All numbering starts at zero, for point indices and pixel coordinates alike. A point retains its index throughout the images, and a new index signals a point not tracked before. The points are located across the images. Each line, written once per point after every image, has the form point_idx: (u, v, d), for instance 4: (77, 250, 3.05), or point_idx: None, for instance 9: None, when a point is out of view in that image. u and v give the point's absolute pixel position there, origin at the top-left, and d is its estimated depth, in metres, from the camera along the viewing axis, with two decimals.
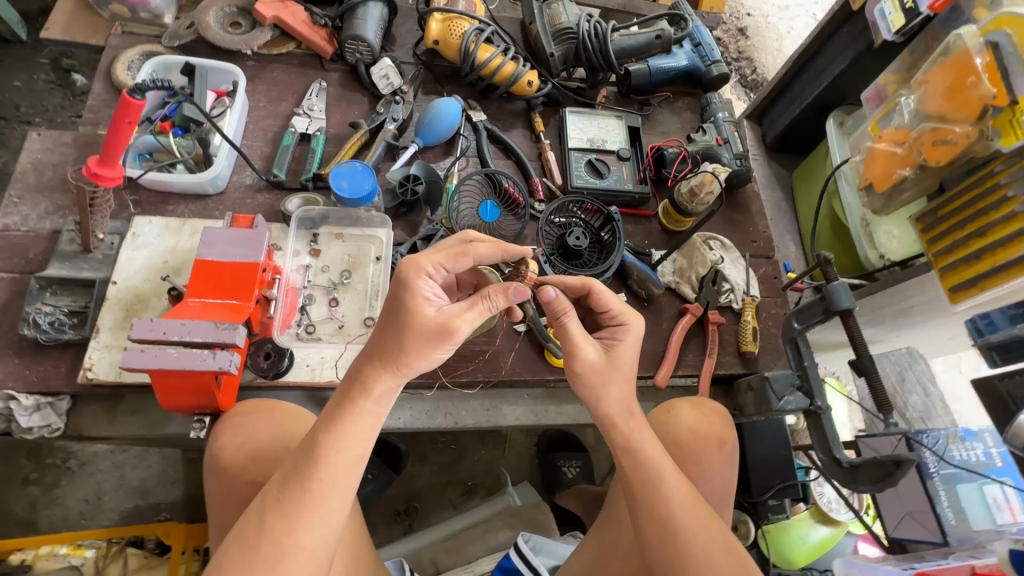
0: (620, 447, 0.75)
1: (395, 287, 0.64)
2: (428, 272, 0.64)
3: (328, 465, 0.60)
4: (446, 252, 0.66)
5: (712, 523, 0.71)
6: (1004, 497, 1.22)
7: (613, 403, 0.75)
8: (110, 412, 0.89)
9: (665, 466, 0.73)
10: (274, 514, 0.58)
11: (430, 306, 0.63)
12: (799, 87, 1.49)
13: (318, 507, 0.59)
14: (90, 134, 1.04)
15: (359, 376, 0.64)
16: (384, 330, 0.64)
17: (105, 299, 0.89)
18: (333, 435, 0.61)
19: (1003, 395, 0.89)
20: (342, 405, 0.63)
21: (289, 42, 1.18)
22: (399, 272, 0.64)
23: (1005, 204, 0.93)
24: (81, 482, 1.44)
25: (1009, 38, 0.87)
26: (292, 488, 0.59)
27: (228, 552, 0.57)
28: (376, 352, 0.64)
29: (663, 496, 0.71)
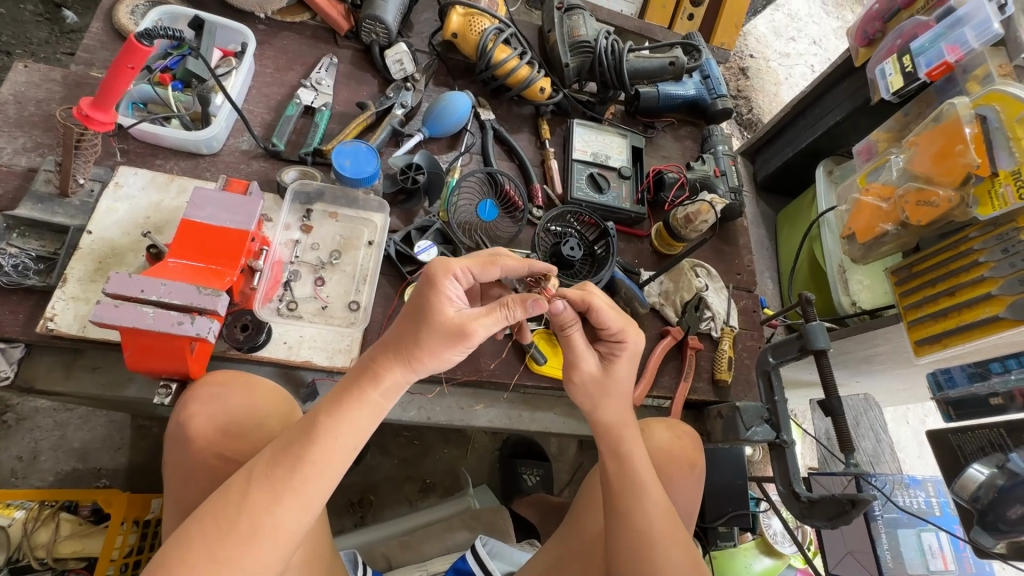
0: (608, 451, 0.77)
1: (422, 285, 0.65)
2: (457, 275, 0.66)
3: (323, 448, 0.58)
4: (476, 259, 0.69)
5: (684, 540, 0.73)
6: (938, 544, 1.31)
7: (609, 413, 0.79)
8: (68, 367, 0.85)
9: (649, 478, 0.75)
10: (258, 490, 0.56)
11: (453, 306, 0.64)
12: (794, 132, 1.55)
13: (304, 490, 0.57)
14: (82, 74, 0.99)
15: (371, 366, 0.63)
16: (405, 323, 0.65)
17: (78, 248, 0.85)
18: (335, 418, 0.60)
19: (954, 448, 1.12)
20: (350, 391, 0.62)
21: (305, 13, 1.15)
22: (429, 270, 0.66)
23: (975, 269, 0.97)
24: (16, 439, 1.35)
25: (998, 113, 0.93)
26: (281, 465, 0.57)
27: (200, 519, 0.55)
28: (392, 344, 0.64)
29: (642, 504, 0.72)
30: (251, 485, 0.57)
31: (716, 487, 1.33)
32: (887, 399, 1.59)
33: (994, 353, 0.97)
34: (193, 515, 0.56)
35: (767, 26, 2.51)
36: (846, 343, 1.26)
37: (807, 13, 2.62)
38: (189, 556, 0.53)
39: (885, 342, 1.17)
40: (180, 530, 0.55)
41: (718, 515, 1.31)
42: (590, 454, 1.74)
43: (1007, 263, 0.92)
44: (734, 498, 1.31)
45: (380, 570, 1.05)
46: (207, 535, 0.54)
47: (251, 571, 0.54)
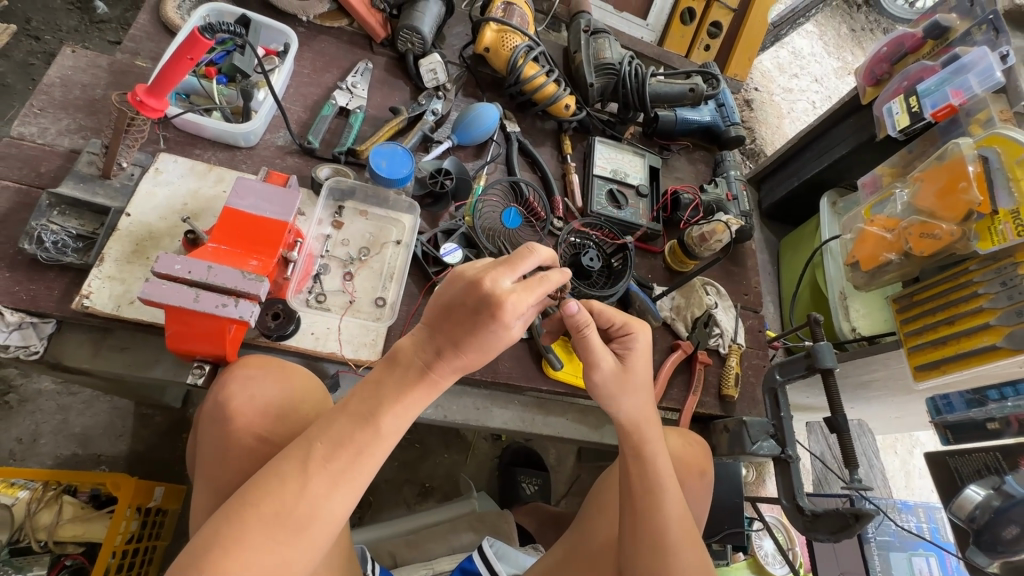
0: (631, 455, 0.80)
1: (488, 325, 0.59)
2: (518, 311, 0.60)
3: (382, 440, 0.61)
4: (535, 294, 0.61)
5: (695, 543, 0.78)
6: (927, 567, 1.35)
7: (628, 412, 0.80)
8: (96, 344, 0.86)
9: (668, 482, 0.79)
10: (318, 476, 0.58)
11: (518, 335, 0.63)
12: (800, 163, 1.61)
13: (358, 479, 0.60)
14: (127, 63, 1.01)
15: (425, 371, 0.62)
16: (463, 346, 0.61)
17: (116, 229, 0.87)
18: (396, 414, 0.61)
19: (952, 470, 1.17)
20: (407, 390, 0.61)
21: (344, 18, 1.19)
22: (490, 313, 0.59)
23: (974, 300, 1.02)
24: (16, 420, 1.34)
25: (999, 155, 0.99)
26: (341, 456, 0.59)
27: (257, 507, 0.56)
28: (451, 358, 0.62)
29: (661, 508, 0.77)
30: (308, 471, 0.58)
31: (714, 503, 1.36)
32: (881, 425, 1.63)
33: (990, 381, 1.02)
34: (246, 497, 0.57)
35: (772, 61, 2.61)
36: (846, 367, 1.30)
37: (809, 52, 2.73)
38: (249, 542, 0.55)
39: (884, 367, 1.21)
40: (234, 514, 0.56)
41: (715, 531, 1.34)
42: (588, 467, 1.76)
43: (1005, 295, 0.97)
44: (731, 515, 1.34)
45: (385, 567, 1.06)
46: (267, 523, 0.55)
47: (302, 554, 0.57)
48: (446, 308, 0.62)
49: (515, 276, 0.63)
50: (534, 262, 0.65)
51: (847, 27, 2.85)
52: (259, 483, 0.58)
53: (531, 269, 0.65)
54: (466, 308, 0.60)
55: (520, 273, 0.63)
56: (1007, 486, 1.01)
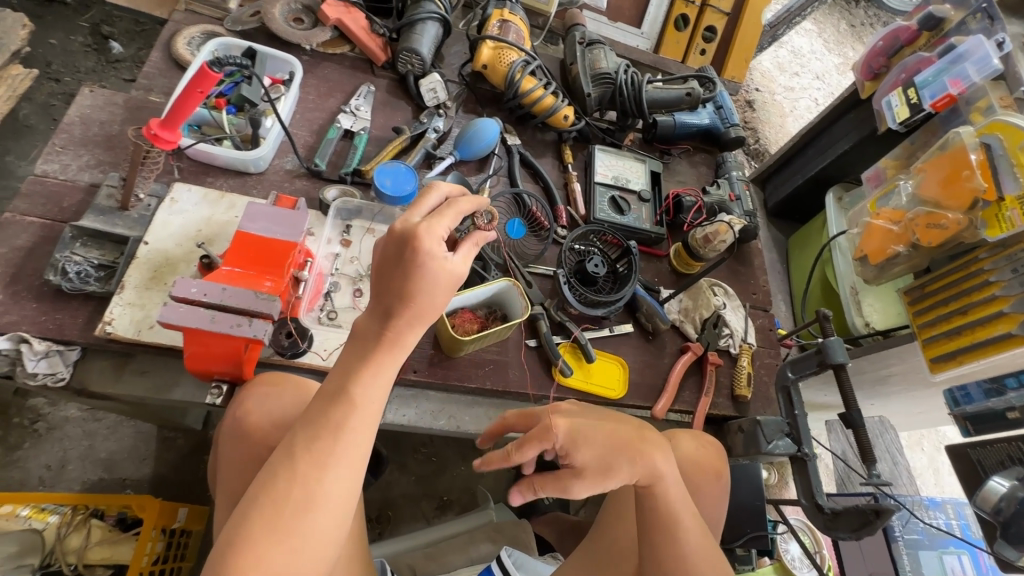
0: (643, 493, 0.78)
1: (414, 260, 0.62)
2: (438, 234, 0.64)
3: (360, 411, 0.63)
4: (443, 213, 0.66)
5: (712, 552, 0.78)
6: (959, 565, 1.30)
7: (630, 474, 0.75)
8: (119, 369, 0.89)
9: (684, 515, 0.78)
10: (304, 461, 0.60)
11: (452, 262, 0.65)
12: (803, 160, 1.62)
13: (346, 454, 0.62)
14: (142, 99, 1.06)
15: (382, 333, 0.65)
16: (408, 292, 0.63)
17: (135, 257, 0.90)
18: (366, 381, 0.64)
19: (974, 462, 1.11)
20: (372, 354, 0.65)
21: (346, 45, 1.24)
22: (409, 242, 0.63)
23: (987, 288, 1.01)
24: (46, 448, 1.38)
25: (1001, 142, 0.98)
26: (321, 437, 0.61)
27: (256, 502, 0.58)
28: (404, 313, 0.64)
29: (680, 542, 0.76)
30: (296, 457, 0.60)
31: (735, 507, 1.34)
32: (903, 422, 1.60)
33: (1009, 367, 0.99)
34: (249, 498, 0.59)
35: (772, 61, 2.62)
36: (862, 362, 1.29)
37: (809, 50, 2.73)
38: (254, 537, 0.56)
39: (901, 361, 1.19)
40: (238, 518, 0.58)
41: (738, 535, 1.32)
42: (606, 475, 1.75)
43: (1017, 281, 0.96)
44: (753, 518, 1.33)
45: None
46: (266, 514, 0.57)
47: (309, 543, 0.58)
48: (377, 267, 0.66)
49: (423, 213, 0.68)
50: (437, 197, 0.70)
51: (846, 23, 2.86)
52: (257, 485, 0.60)
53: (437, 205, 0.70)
54: (390, 256, 0.64)
55: (426, 209, 0.68)
56: None
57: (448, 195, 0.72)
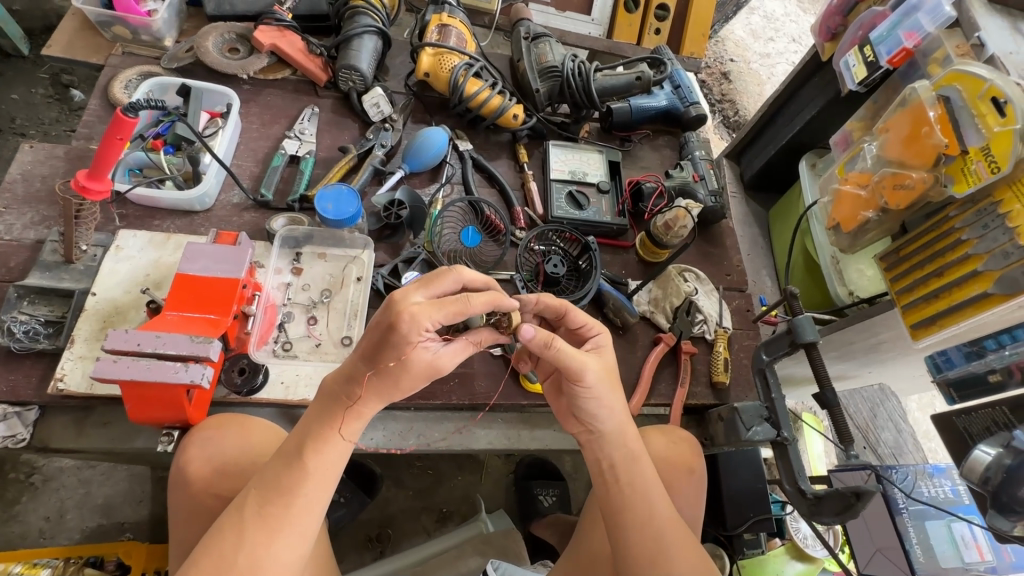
0: (615, 458, 0.76)
1: (391, 342, 0.62)
2: (427, 324, 0.63)
3: (311, 477, 0.64)
4: (444, 306, 0.64)
5: (691, 545, 0.74)
6: (970, 533, 1.23)
7: (613, 418, 0.77)
8: (79, 424, 0.89)
9: (656, 491, 0.76)
10: (255, 527, 0.62)
11: (433, 354, 0.65)
12: (774, 130, 1.57)
13: (298, 523, 0.63)
14: (82, 148, 1.06)
15: (346, 403, 0.66)
16: (378, 373, 0.64)
17: (83, 309, 0.90)
18: (323, 450, 0.65)
19: (961, 431, 1.00)
20: (333, 423, 0.66)
21: (286, 69, 1.22)
22: (396, 326, 0.62)
23: (960, 247, 0.96)
24: (44, 499, 1.39)
25: (960, 93, 0.93)
26: (272, 504, 0.63)
27: (198, 562, 0.61)
28: (370, 385, 0.65)
29: (652, 508, 0.74)
30: (246, 522, 0.62)
31: (734, 493, 1.31)
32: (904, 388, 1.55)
33: (988, 330, 0.93)
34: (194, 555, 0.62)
35: (744, 29, 2.55)
36: (847, 334, 1.25)
37: (782, 13, 2.66)
38: None
39: (885, 330, 1.15)
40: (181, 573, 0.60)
41: (741, 520, 1.30)
42: None
43: (990, 238, 0.91)
44: (755, 503, 1.31)
45: None
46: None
47: None
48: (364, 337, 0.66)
49: (432, 294, 0.67)
50: (455, 280, 0.69)
51: None
52: (205, 544, 0.62)
53: (453, 288, 0.69)
54: (374, 333, 0.64)
55: (438, 291, 0.67)
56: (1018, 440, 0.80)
57: (469, 281, 0.70)
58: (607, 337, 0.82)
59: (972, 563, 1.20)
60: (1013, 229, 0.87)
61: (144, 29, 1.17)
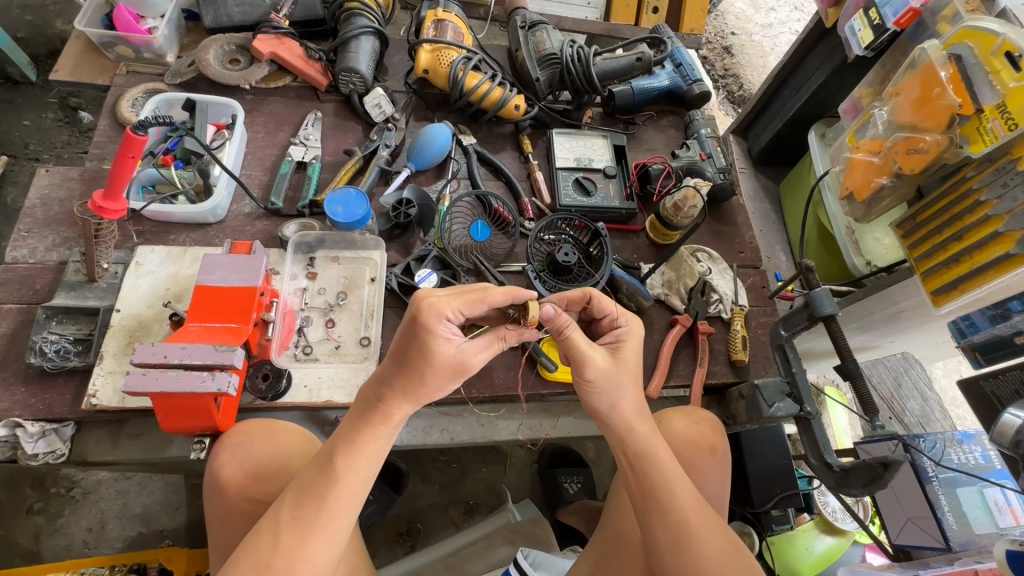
0: (634, 451, 0.76)
1: (415, 335, 0.65)
2: (448, 314, 0.66)
3: (343, 482, 0.66)
4: (467, 295, 0.67)
5: (721, 528, 0.73)
6: (1003, 498, 1.20)
7: (626, 409, 0.78)
8: (114, 436, 0.91)
9: (678, 477, 0.75)
10: (289, 532, 0.63)
11: (456, 351, 0.67)
12: (780, 102, 1.54)
13: (331, 525, 0.65)
14: (96, 169, 1.08)
15: (378, 406, 0.68)
16: (403, 366, 0.67)
17: (109, 325, 0.92)
18: (353, 454, 0.67)
19: (988, 394, 0.95)
20: (363, 426, 0.68)
21: (287, 76, 1.23)
22: (419, 314, 0.65)
23: (979, 209, 0.94)
24: (85, 511, 1.43)
25: (972, 50, 0.91)
26: (306, 507, 0.64)
27: (236, 564, 0.62)
28: (397, 383, 0.67)
29: (674, 500, 0.73)
30: (281, 527, 0.64)
31: (760, 470, 1.31)
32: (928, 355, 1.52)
33: (1012, 292, 0.90)
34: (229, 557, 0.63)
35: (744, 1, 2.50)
36: (865, 305, 1.23)
37: None
38: None
39: (905, 298, 1.13)
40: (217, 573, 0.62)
41: (769, 498, 1.30)
42: None
43: (1009, 197, 0.89)
44: (782, 479, 1.31)
45: None
46: None
47: None
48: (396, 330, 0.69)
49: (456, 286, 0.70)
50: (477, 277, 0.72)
51: None
52: (241, 547, 0.64)
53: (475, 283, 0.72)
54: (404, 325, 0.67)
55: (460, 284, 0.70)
56: None
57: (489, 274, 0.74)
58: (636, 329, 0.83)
59: (1007, 528, 1.17)
60: None
61: (146, 47, 1.19)
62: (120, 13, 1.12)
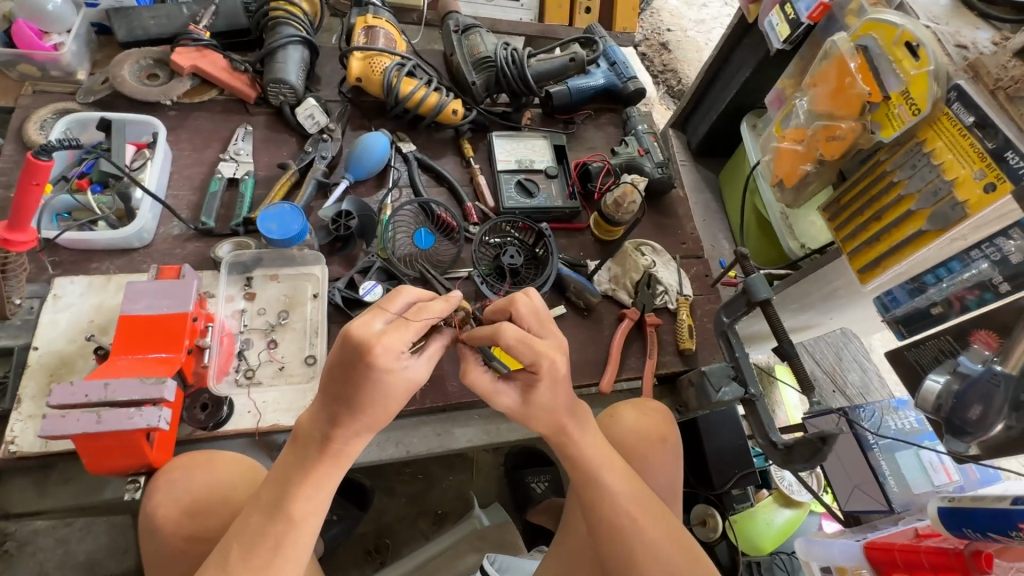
0: (563, 454, 0.77)
1: (367, 378, 0.60)
2: (398, 347, 0.61)
3: (299, 527, 0.63)
4: (410, 321, 0.63)
5: (660, 518, 0.75)
6: (937, 457, 1.24)
7: (544, 422, 0.76)
8: (40, 484, 0.85)
9: (611, 471, 0.76)
10: (241, 575, 0.61)
11: (415, 374, 0.63)
12: (713, 96, 1.60)
13: (288, 568, 0.62)
14: (3, 198, 1.00)
15: (327, 445, 0.64)
16: (356, 405, 0.62)
17: (27, 365, 0.86)
18: (307, 496, 0.64)
19: (912, 364, 0.99)
20: (313, 465, 0.64)
21: (211, 89, 1.18)
22: (365, 355, 0.59)
23: (894, 189, 0.99)
24: (21, 564, 1.33)
25: (876, 41, 0.97)
26: (257, 555, 0.61)
27: None
28: (348, 423, 0.63)
29: (607, 494, 0.75)
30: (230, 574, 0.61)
31: (716, 452, 1.36)
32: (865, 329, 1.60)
33: (927, 264, 0.96)
34: None
35: None
36: (802, 286, 1.29)
37: None
38: None
39: (837, 278, 1.19)
40: None
41: (728, 478, 1.35)
42: None
43: (919, 176, 0.94)
44: (739, 459, 1.36)
45: None
46: None
47: None
48: (329, 368, 0.62)
49: (388, 315, 0.64)
50: (405, 298, 0.67)
51: None
52: None
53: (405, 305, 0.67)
54: (342, 364, 0.61)
55: (391, 312, 0.65)
56: (962, 366, 0.84)
57: (417, 294, 0.69)
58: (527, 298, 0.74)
59: (942, 486, 1.21)
60: (938, 166, 0.90)
61: (52, 64, 1.11)
62: (19, 29, 1.04)
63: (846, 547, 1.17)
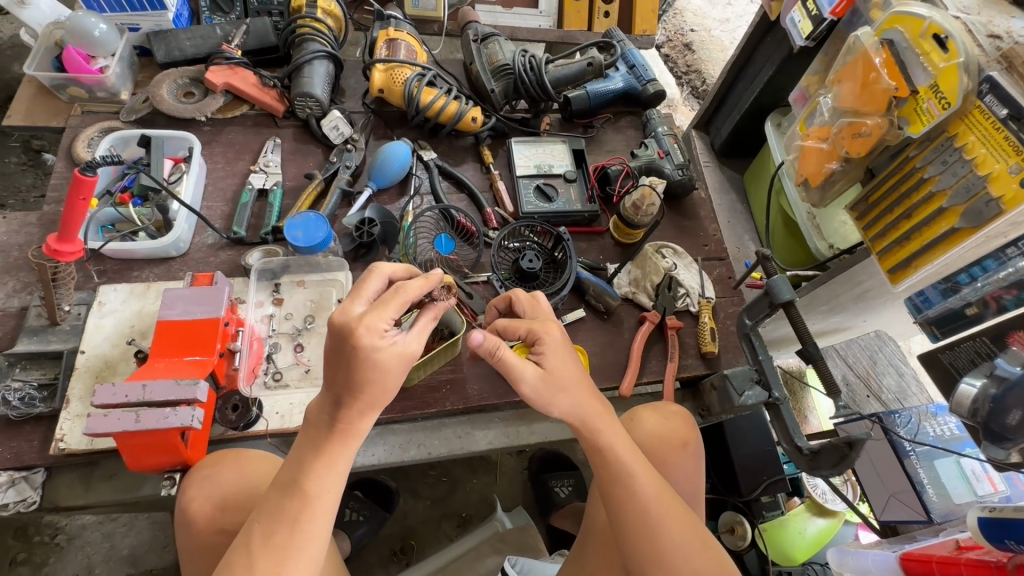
0: (588, 448, 0.77)
1: (356, 357, 0.62)
2: (380, 325, 0.64)
3: (314, 504, 0.65)
4: (388, 300, 0.65)
5: (687, 520, 0.73)
6: (981, 466, 1.19)
7: (569, 412, 0.76)
8: (86, 479, 0.90)
9: (639, 470, 0.75)
10: (263, 553, 0.63)
11: (404, 348, 0.65)
12: (736, 95, 1.58)
13: (306, 548, 0.64)
14: (54, 212, 1.08)
15: (335, 425, 0.67)
16: (356, 389, 0.64)
17: (75, 368, 0.92)
18: (320, 475, 0.66)
19: (946, 366, 0.98)
20: (324, 448, 0.67)
21: (243, 105, 1.24)
22: (345, 331, 0.63)
23: (924, 186, 0.96)
24: (70, 557, 1.40)
25: (902, 35, 0.95)
26: (277, 534, 0.63)
27: None
28: (349, 404, 0.65)
29: (634, 493, 0.73)
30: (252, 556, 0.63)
31: (744, 458, 1.33)
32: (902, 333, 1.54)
33: (961, 263, 0.92)
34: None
35: None
36: (832, 287, 1.25)
37: None
38: None
39: (868, 279, 1.15)
40: None
41: (755, 484, 1.31)
42: None
43: (951, 172, 0.90)
44: (767, 465, 1.32)
45: None
46: None
47: None
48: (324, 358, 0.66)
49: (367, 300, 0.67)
50: (380, 279, 0.70)
51: None
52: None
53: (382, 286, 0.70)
54: (332, 350, 0.64)
55: (369, 295, 0.68)
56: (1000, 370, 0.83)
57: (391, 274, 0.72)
58: (520, 292, 0.85)
59: (985, 496, 1.16)
60: (971, 161, 0.87)
61: (98, 86, 1.19)
62: (68, 54, 1.12)
63: (880, 556, 1.13)
